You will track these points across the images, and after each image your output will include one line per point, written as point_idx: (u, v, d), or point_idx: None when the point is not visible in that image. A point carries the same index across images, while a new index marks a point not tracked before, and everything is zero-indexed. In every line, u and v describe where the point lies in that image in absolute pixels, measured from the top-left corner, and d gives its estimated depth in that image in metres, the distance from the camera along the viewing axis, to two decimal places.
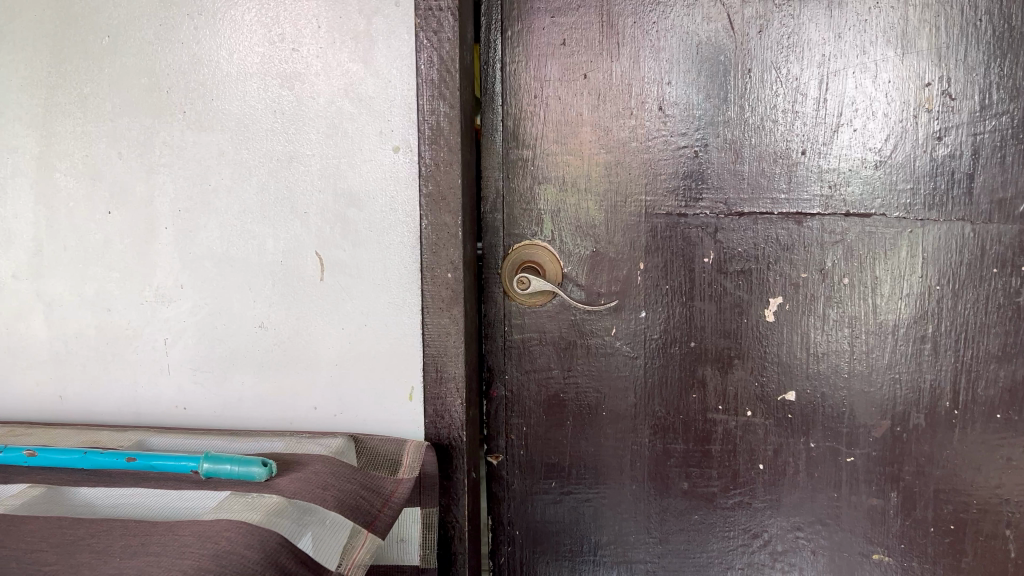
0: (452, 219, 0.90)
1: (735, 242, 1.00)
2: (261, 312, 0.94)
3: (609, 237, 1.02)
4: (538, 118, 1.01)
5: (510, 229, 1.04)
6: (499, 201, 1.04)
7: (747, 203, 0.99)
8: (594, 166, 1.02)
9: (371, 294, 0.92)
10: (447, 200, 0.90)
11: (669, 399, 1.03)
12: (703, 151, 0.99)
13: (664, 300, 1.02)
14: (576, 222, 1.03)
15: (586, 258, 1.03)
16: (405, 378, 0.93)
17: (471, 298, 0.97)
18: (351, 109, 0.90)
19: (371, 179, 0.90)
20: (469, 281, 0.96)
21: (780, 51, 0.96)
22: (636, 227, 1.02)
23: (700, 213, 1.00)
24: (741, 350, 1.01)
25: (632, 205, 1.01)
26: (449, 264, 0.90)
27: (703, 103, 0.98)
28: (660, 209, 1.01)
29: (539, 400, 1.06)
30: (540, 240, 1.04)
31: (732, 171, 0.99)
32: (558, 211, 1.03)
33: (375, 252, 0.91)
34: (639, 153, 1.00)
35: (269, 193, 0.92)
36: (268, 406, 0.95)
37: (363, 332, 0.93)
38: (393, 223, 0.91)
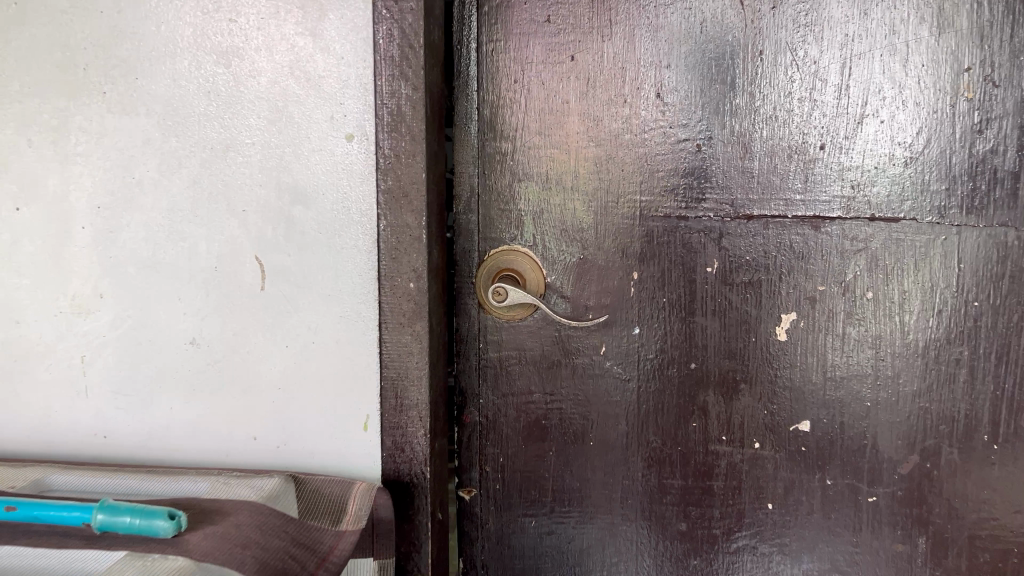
0: (414, 220, 0.78)
1: (742, 249, 0.87)
2: (192, 326, 0.81)
3: (598, 243, 0.90)
4: (518, 106, 0.89)
5: (486, 232, 0.91)
6: (474, 200, 0.91)
7: (757, 205, 0.86)
8: (581, 162, 0.89)
9: (320, 306, 0.79)
10: (408, 198, 0.77)
11: (665, 428, 0.91)
12: (707, 144, 0.86)
13: (660, 315, 0.89)
14: (561, 225, 0.90)
15: (573, 266, 0.90)
16: (359, 404, 0.80)
17: (440, 313, 0.84)
18: (298, 90, 0.77)
19: (321, 172, 0.78)
20: (438, 292, 0.83)
21: (796, 30, 0.83)
22: (629, 231, 0.89)
23: (702, 216, 0.87)
24: (749, 374, 0.88)
25: (625, 206, 0.89)
26: (411, 272, 0.78)
27: (707, 90, 0.86)
28: (657, 211, 0.88)
29: (517, 427, 0.93)
30: (520, 244, 0.91)
31: (740, 168, 0.86)
32: (540, 213, 0.90)
33: (325, 257, 0.79)
34: (633, 146, 0.88)
35: (203, 188, 0.79)
36: (200, 436, 0.82)
37: (310, 350, 0.80)
38: (346, 224, 0.78)
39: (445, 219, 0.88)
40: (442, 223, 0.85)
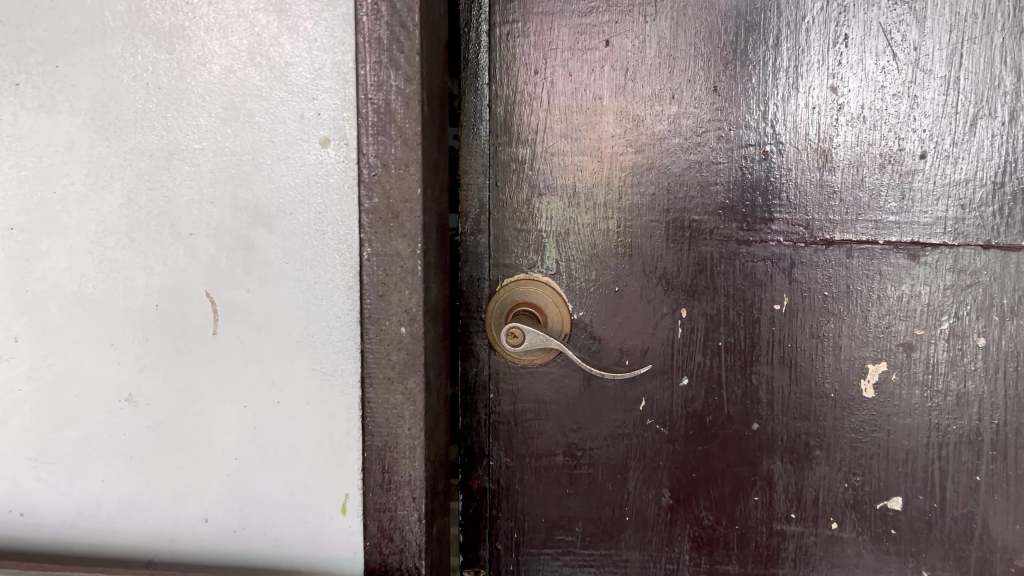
0: (407, 247, 0.61)
1: (818, 282, 0.70)
2: (128, 379, 0.65)
3: (639, 273, 0.73)
4: (539, 101, 0.72)
5: (498, 258, 0.75)
6: (484, 218, 0.74)
7: (838, 228, 0.69)
8: (619, 173, 0.72)
9: (286, 357, 0.63)
10: (399, 218, 0.60)
11: (719, 502, 0.74)
12: (775, 152, 0.69)
13: (714, 362, 0.73)
14: (592, 249, 0.73)
15: (605, 300, 0.74)
16: (335, 480, 0.64)
17: (443, 361, 0.68)
18: (258, 81, 0.60)
19: (287, 186, 0.61)
20: (441, 337, 0.66)
21: (892, 7, 0.66)
22: (676, 259, 0.72)
23: (769, 240, 0.70)
24: (824, 438, 0.72)
25: (671, 227, 0.72)
26: (402, 313, 0.61)
27: (777, 83, 0.68)
28: (712, 234, 0.71)
29: (536, 497, 0.76)
30: (538, 273, 0.74)
31: (818, 182, 0.69)
32: (566, 235, 0.73)
33: (292, 295, 0.62)
34: (682, 153, 0.71)
35: (140, 206, 0.63)
36: (139, 515, 0.66)
37: (274, 412, 0.63)
38: (319, 252, 0.61)
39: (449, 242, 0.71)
40: (444, 250, 0.68)
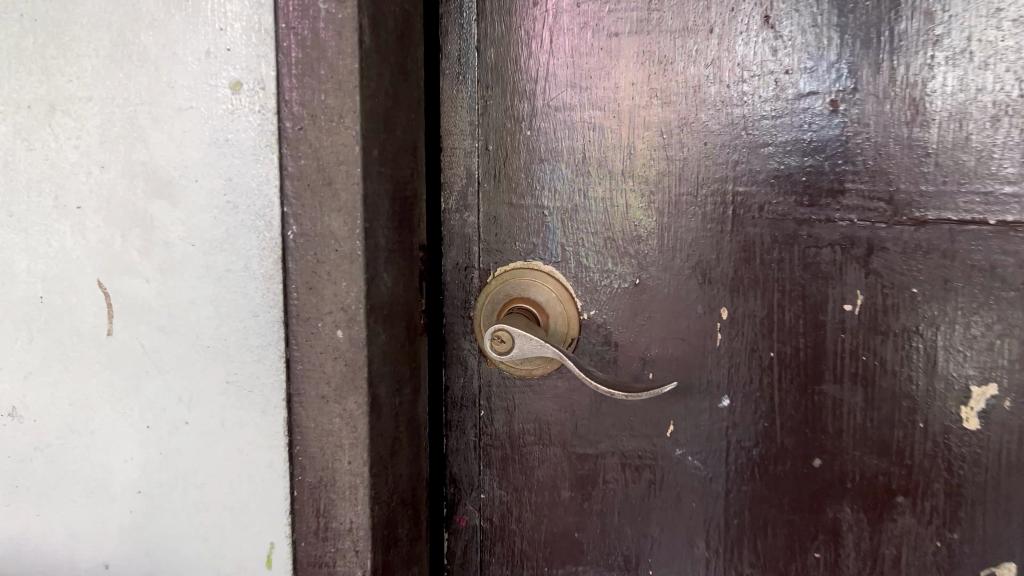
0: (342, 225, 0.46)
1: (904, 274, 0.53)
2: (11, 390, 0.52)
3: (667, 261, 0.57)
4: (541, 42, 0.57)
5: (490, 241, 0.60)
6: (474, 192, 0.60)
7: (932, 203, 0.52)
8: (641, 134, 0.56)
9: (196, 366, 0.49)
10: (333, 187, 0.46)
11: (768, 555, 0.58)
12: (847, 101, 0.52)
13: (763, 377, 0.56)
14: (607, 231, 0.58)
15: (623, 295, 0.58)
16: (256, 524, 0.50)
17: (410, 370, 0.53)
18: (155, 7, 0.47)
19: (191, 144, 0.47)
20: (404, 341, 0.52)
21: None
22: (715, 244, 0.56)
23: (837, 219, 0.53)
24: (911, 481, 0.54)
25: (709, 202, 0.56)
26: (337, 312, 0.47)
27: (850, 8, 0.51)
28: (762, 211, 0.55)
29: (538, 540, 0.61)
30: (537, 260, 0.59)
31: (906, 141, 0.52)
32: (574, 214, 0.58)
33: (200, 286, 0.48)
34: (725, 104, 0.54)
35: (18, 173, 0.49)
36: (31, 556, 0.53)
37: (181, 436, 0.49)
38: (232, 231, 0.47)
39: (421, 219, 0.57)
40: (410, 229, 0.53)
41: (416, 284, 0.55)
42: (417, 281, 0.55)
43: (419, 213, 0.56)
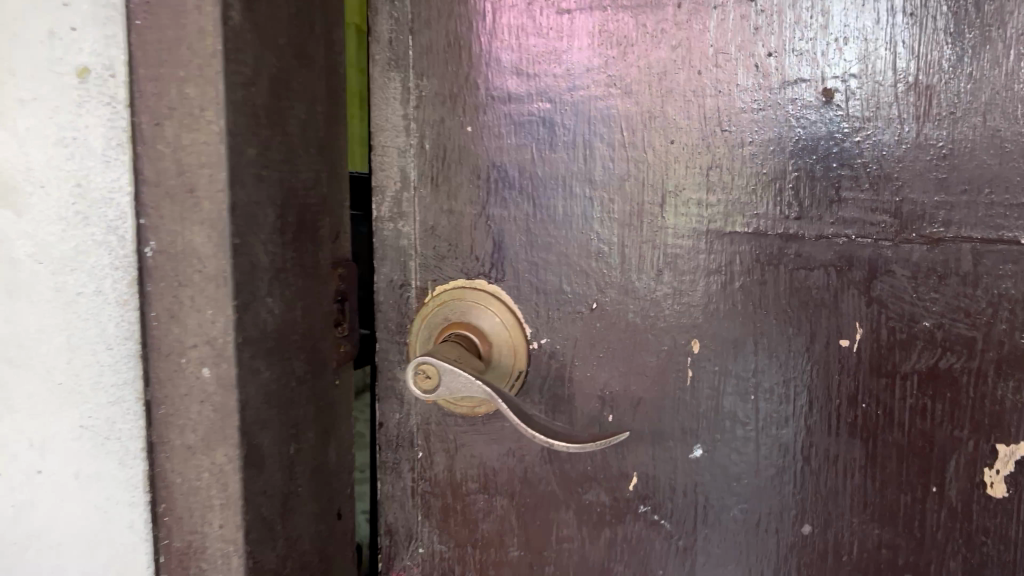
0: (207, 241, 0.38)
1: (915, 306, 0.43)
2: None
3: (632, 284, 0.47)
4: (482, 21, 0.48)
5: (427, 256, 0.51)
6: (409, 197, 0.51)
7: (949, 219, 0.42)
8: (597, 131, 0.47)
9: (45, 407, 0.40)
10: (196, 195, 0.38)
11: None
12: (844, 90, 0.42)
13: (744, 425, 0.46)
14: (562, 246, 0.48)
15: (584, 323, 0.49)
16: None
17: (315, 409, 0.45)
18: None
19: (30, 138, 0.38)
20: (304, 377, 0.44)
21: None
22: (688, 264, 0.46)
23: (832, 235, 0.44)
24: (920, 555, 0.45)
25: (678, 213, 0.46)
26: (203, 346, 0.39)
27: None
28: (742, 224, 0.45)
29: None
30: (481, 279, 0.50)
31: (915, 141, 0.42)
32: (527, 226, 0.49)
33: (46, 312, 0.39)
34: (697, 94, 0.45)
35: None
36: None
37: (33, 489, 0.41)
38: (84, 247, 0.39)
39: (341, 230, 0.48)
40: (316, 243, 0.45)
41: (329, 307, 0.47)
42: (331, 304, 0.47)
43: (334, 222, 0.47)
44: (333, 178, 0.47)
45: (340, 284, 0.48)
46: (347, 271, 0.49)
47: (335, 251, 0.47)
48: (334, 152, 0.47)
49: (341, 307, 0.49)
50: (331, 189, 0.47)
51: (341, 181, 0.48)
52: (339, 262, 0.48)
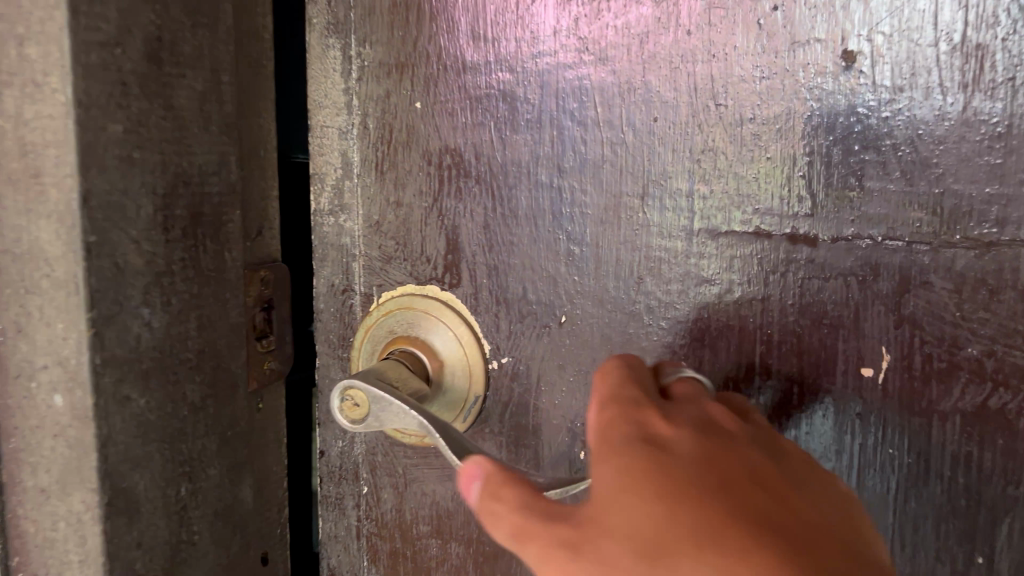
0: (54, 240, 0.31)
1: (958, 329, 0.33)
2: None
3: (610, 294, 0.39)
4: None
5: (373, 258, 0.43)
6: (351, 187, 0.43)
7: (1006, 218, 0.32)
8: (567, 107, 0.38)
9: None
10: (40, 182, 0.31)
11: None
12: (870, 51, 0.33)
13: None
14: (526, 247, 0.40)
15: (552, 340, 0.40)
16: None
17: (223, 440, 0.38)
18: None
19: None
20: (205, 403, 0.37)
21: None
22: (675, 272, 0.37)
23: (853, 237, 0.34)
24: None
25: (665, 208, 0.37)
26: (55, 367, 0.32)
27: None
28: (741, 222, 0.36)
29: None
30: (433, 285, 0.42)
31: (963, 114, 0.32)
32: (486, 221, 0.40)
33: None
34: (686, 61, 0.36)
35: None
36: None
37: None
38: None
39: (261, 226, 0.41)
40: (223, 241, 0.37)
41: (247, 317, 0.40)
42: (249, 314, 0.40)
43: (248, 217, 0.40)
44: (246, 164, 0.39)
45: (265, 289, 0.41)
46: (275, 274, 0.42)
47: (252, 251, 0.40)
48: (245, 133, 0.39)
49: (268, 317, 0.41)
50: (243, 178, 0.39)
51: (259, 169, 0.41)
52: (263, 265, 0.41)
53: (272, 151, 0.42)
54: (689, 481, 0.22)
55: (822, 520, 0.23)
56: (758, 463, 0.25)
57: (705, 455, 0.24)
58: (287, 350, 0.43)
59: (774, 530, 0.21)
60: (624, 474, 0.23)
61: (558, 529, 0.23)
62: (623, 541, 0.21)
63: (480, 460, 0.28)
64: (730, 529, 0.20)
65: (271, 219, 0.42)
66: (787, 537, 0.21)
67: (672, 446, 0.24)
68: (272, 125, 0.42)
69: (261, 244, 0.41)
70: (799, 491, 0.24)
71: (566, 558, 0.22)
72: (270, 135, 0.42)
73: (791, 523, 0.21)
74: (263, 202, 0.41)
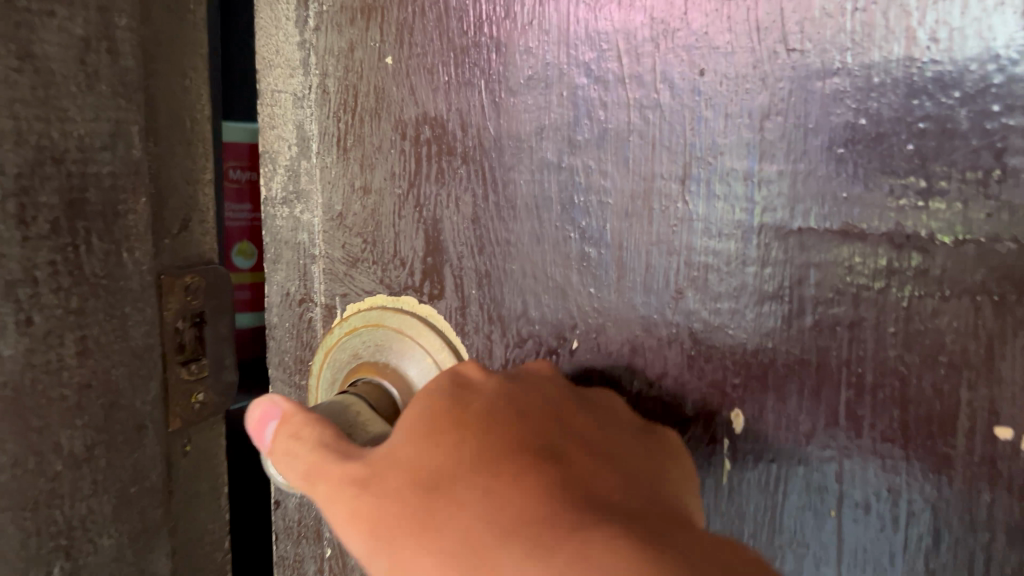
0: None
1: None
2: None
3: (638, 313, 0.28)
4: None
5: (337, 259, 0.34)
6: (307, 168, 0.34)
7: None
8: (580, 54, 0.27)
9: None
10: None
11: None
12: None
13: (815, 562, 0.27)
14: (527, 248, 0.30)
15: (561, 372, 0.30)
16: None
17: (124, 500, 0.30)
18: None
19: None
20: (95, 452, 0.29)
21: None
22: (726, 286, 0.26)
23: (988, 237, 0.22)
24: None
25: (714, 196, 0.26)
26: None
27: None
28: (819, 213, 0.25)
29: None
30: (409, 296, 0.33)
31: None
32: (475, 212, 0.30)
33: None
34: None
35: None
36: None
37: None
38: None
39: (186, 217, 0.33)
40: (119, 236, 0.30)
41: (168, 337, 0.32)
42: (174, 333, 0.32)
43: (167, 206, 0.32)
44: (162, 138, 0.32)
45: (195, 301, 0.33)
46: (209, 281, 0.34)
47: (174, 253, 0.33)
48: (161, 98, 0.31)
49: (200, 335, 0.34)
50: (156, 155, 0.31)
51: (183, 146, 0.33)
52: (191, 269, 0.33)
53: (205, 124, 0.34)
54: (484, 409, 0.21)
55: (633, 459, 0.21)
56: (582, 397, 0.24)
57: (507, 393, 0.22)
58: (225, 379, 0.35)
59: (560, 462, 0.19)
60: (425, 416, 0.21)
61: (347, 466, 0.21)
62: (408, 472, 0.20)
63: (275, 399, 0.24)
64: (503, 459, 0.19)
65: (202, 208, 0.34)
66: (572, 464, 0.19)
67: (478, 387, 0.22)
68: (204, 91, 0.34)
69: (188, 243, 0.33)
70: (614, 432, 0.22)
71: (345, 491, 0.20)
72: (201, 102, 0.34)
73: (590, 458, 0.20)
74: (189, 188, 0.33)
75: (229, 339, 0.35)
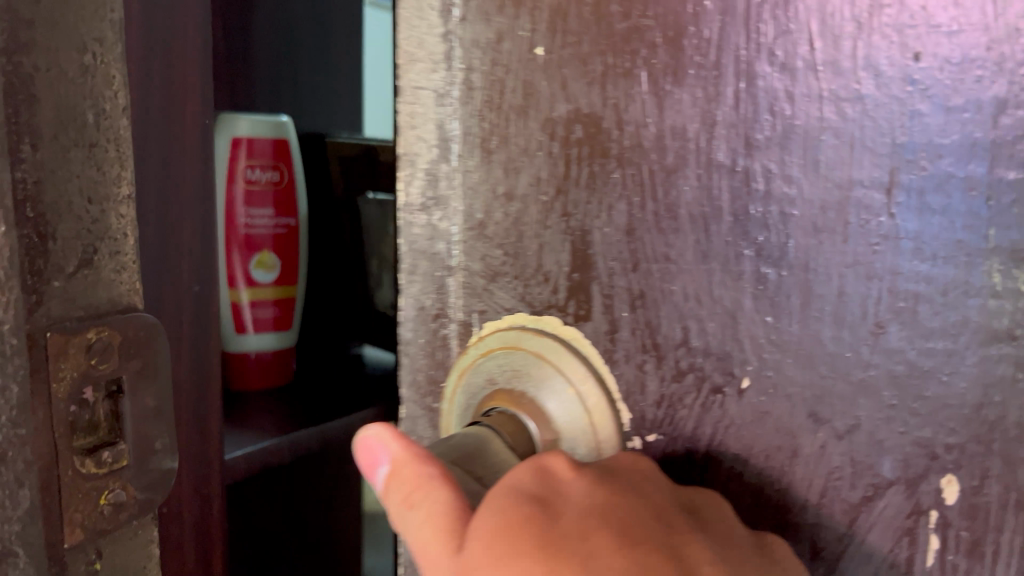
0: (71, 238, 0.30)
1: None
2: None
3: (826, 349, 0.23)
4: None
5: (477, 272, 0.31)
6: (448, 172, 0.31)
7: None
8: (760, 36, 0.23)
9: None
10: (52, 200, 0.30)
11: None
12: None
13: None
14: (690, 266, 0.25)
15: (727, 414, 0.25)
16: None
17: None
18: None
19: None
20: None
21: None
22: (940, 322, 0.21)
23: None
24: None
25: (928, 210, 0.21)
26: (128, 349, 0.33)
27: None
28: None
29: None
30: (552, 316, 0.29)
31: None
32: (629, 222, 0.26)
33: None
34: None
35: None
36: None
37: None
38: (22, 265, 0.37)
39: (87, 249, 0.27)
40: (47, 278, 0.26)
41: (82, 420, 0.27)
42: (89, 410, 0.28)
43: (56, 235, 0.26)
44: (46, 139, 0.25)
45: (107, 368, 0.28)
46: (127, 337, 0.29)
47: (77, 299, 0.27)
48: (45, 93, 0.25)
49: (117, 410, 0.29)
50: (42, 164, 0.25)
51: (81, 154, 0.27)
52: (94, 321, 0.27)
53: (118, 117, 0.28)
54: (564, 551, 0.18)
55: None
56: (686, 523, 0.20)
57: (614, 510, 0.20)
58: (151, 469, 0.30)
59: None
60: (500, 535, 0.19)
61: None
62: None
63: (377, 439, 0.23)
64: None
65: (114, 235, 0.28)
66: None
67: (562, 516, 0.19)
68: (113, 77, 0.28)
69: (95, 282, 0.28)
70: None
71: None
72: (111, 88, 0.28)
73: None
74: (94, 208, 0.27)
75: (160, 407, 0.31)
